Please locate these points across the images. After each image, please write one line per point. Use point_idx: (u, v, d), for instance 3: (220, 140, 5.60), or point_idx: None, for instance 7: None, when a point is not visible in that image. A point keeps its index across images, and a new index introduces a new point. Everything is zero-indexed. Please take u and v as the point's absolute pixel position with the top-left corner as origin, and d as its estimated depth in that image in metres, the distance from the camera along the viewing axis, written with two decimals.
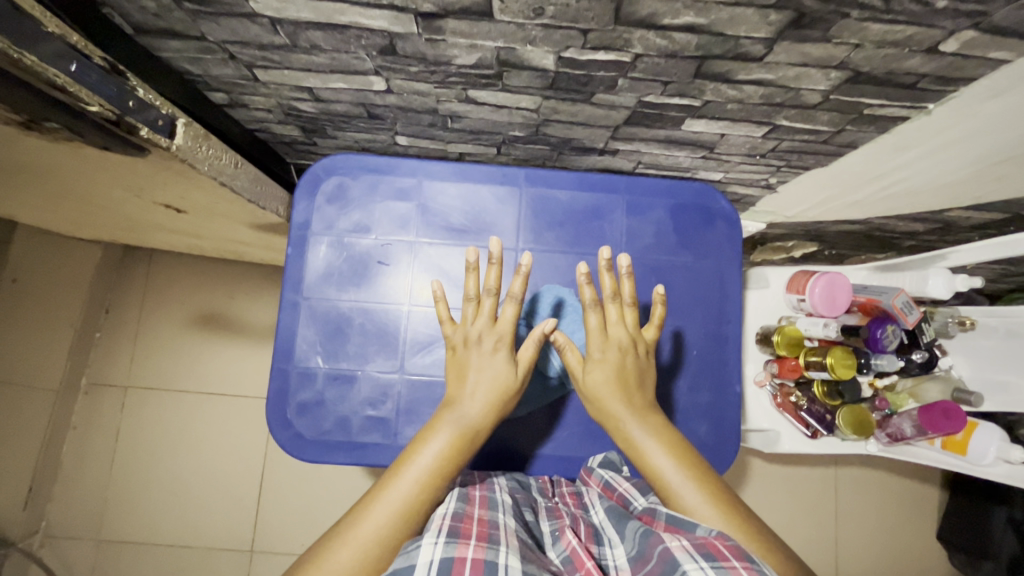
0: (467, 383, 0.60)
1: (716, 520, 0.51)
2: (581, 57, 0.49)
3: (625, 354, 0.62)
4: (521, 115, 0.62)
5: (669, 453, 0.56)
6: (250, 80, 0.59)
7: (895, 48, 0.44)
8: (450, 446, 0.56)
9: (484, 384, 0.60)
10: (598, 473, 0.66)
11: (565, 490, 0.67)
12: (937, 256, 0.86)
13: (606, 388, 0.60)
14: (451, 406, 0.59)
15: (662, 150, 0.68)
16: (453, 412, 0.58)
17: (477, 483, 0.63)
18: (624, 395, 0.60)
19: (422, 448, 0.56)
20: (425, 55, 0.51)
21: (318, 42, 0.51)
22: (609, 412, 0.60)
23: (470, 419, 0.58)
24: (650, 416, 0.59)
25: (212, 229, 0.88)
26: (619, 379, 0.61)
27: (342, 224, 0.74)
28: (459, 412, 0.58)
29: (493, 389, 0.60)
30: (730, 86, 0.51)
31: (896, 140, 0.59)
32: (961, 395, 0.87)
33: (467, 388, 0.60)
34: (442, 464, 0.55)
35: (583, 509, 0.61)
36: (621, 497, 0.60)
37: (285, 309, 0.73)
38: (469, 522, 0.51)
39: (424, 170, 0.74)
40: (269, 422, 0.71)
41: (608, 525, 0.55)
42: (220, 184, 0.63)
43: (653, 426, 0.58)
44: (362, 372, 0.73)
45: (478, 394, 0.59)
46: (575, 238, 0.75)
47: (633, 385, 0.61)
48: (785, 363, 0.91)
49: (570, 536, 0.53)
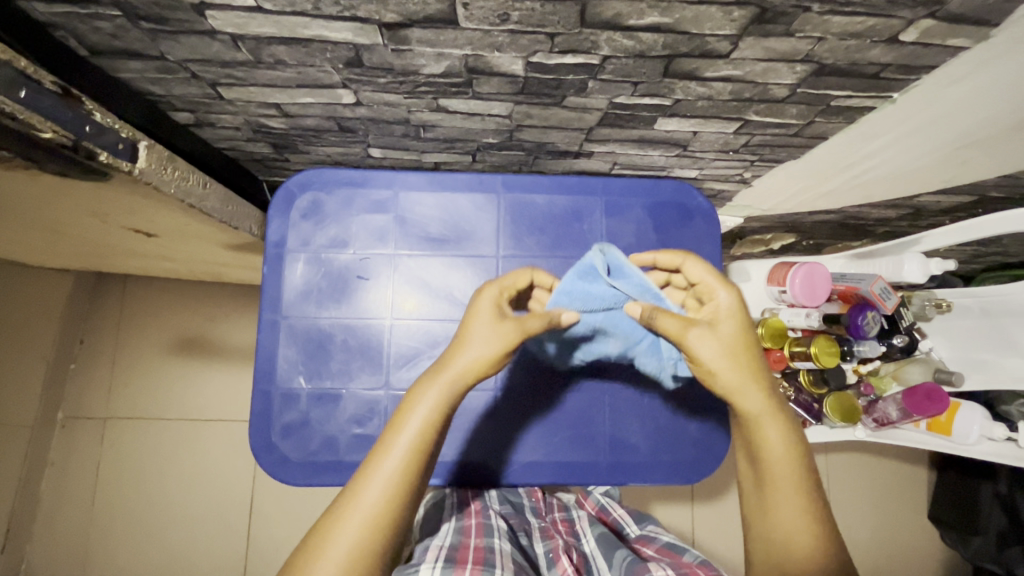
0: (462, 337, 0.53)
1: (805, 540, 0.51)
2: (549, 61, 0.49)
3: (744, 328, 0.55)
4: (494, 122, 0.61)
5: (789, 454, 0.53)
6: (215, 98, 0.58)
7: (857, 40, 0.45)
8: (441, 405, 0.50)
9: (487, 335, 0.52)
10: (593, 498, 0.76)
11: (557, 518, 0.72)
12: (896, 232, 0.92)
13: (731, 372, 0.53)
14: (445, 360, 0.52)
15: (637, 150, 0.68)
16: (445, 368, 0.51)
17: (473, 510, 0.67)
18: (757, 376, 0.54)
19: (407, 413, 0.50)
20: (392, 66, 0.51)
21: (282, 56, 0.50)
22: (743, 401, 0.54)
23: (462, 370, 0.51)
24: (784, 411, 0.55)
25: (186, 252, 0.86)
26: (748, 362, 0.54)
27: (318, 240, 0.73)
28: (452, 363, 0.51)
29: (494, 336, 0.52)
30: (698, 83, 0.52)
31: (864, 130, 0.60)
32: (942, 376, 0.88)
33: (463, 340, 0.53)
34: (427, 428, 0.49)
35: (574, 536, 0.67)
36: (616, 522, 0.69)
37: (265, 329, 0.71)
38: (466, 549, 0.55)
39: (400, 181, 0.74)
40: (253, 448, 0.69)
41: (598, 555, 0.61)
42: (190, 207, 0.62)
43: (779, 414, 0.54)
44: (347, 390, 0.71)
45: (473, 348, 0.52)
46: (554, 242, 0.75)
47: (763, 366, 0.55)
48: (770, 355, 0.92)
49: (565, 562, 0.58)
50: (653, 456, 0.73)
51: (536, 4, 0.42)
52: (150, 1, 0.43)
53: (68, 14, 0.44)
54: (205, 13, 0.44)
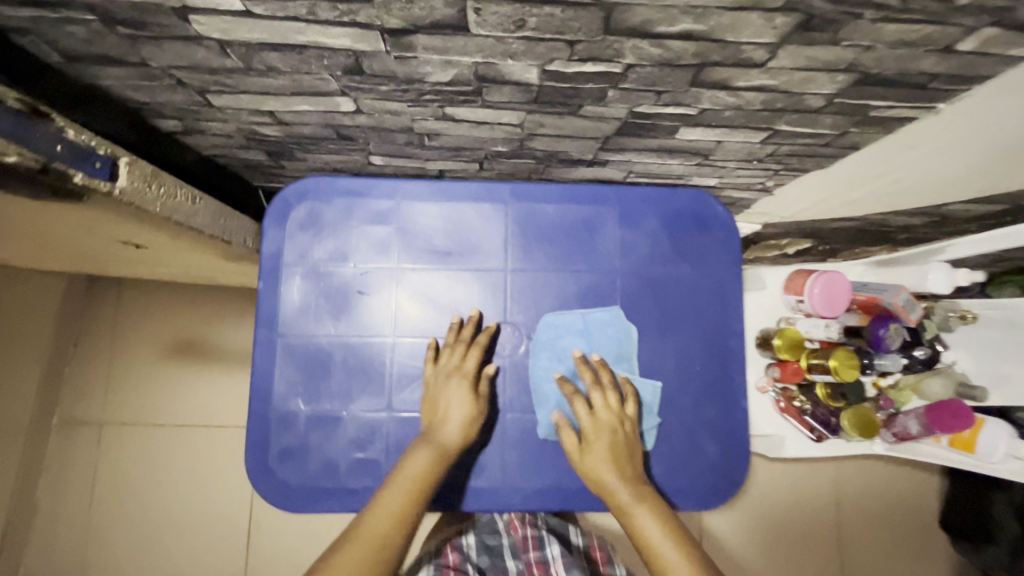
0: (442, 408, 0.65)
1: None
2: (568, 69, 0.45)
3: (616, 432, 0.65)
4: (503, 130, 0.57)
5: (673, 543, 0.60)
6: (204, 105, 0.54)
7: (909, 49, 0.40)
8: (435, 462, 0.62)
9: (458, 406, 0.65)
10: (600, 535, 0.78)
11: (532, 559, 0.72)
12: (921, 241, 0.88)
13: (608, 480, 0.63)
14: (435, 423, 0.65)
15: (655, 158, 0.64)
16: (436, 435, 0.63)
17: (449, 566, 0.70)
18: (623, 476, 0.63)
19: (406, 463, 0.62)
20: (395, 73, 0.46)
21: (275, 63, 0.46)
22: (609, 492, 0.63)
23: (449, 437, 0.64)
24: (655, 503, 0.62)
25: (180, 260, 0.82)
26: (618, 462, 0.64)
27: (316, 253, 0.69)
28: (439, 431, 0.64)
29: (466, 401, 0.65)
30: (728, 93, 0.48)
31: (904, 139, 0.55)
32: (964, 390, 0.86)
33: (443, 412, 0.65)
34: (425, 478, 0.61)
35: None
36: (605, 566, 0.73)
37: (260, 348, 0.68)
38: None
39: (402, 190, 0.70)
40: (249, 472, 0.66)
41: None
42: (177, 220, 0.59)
43: (652, 503, 0.62)
44: (346, 412, 0.68)
45: (455, 412, 0.65)
46: (565, 254, 0.71)
47: (629, 473, 0.64)
48: (788, 367, 0.88)
49: None
50: (665, 480, 0.70)
51: (557, 10, 0.38)
52: (127, 6, 0.39)
53: (38, 18, 0.40)
54: (189, 18, 0.40)
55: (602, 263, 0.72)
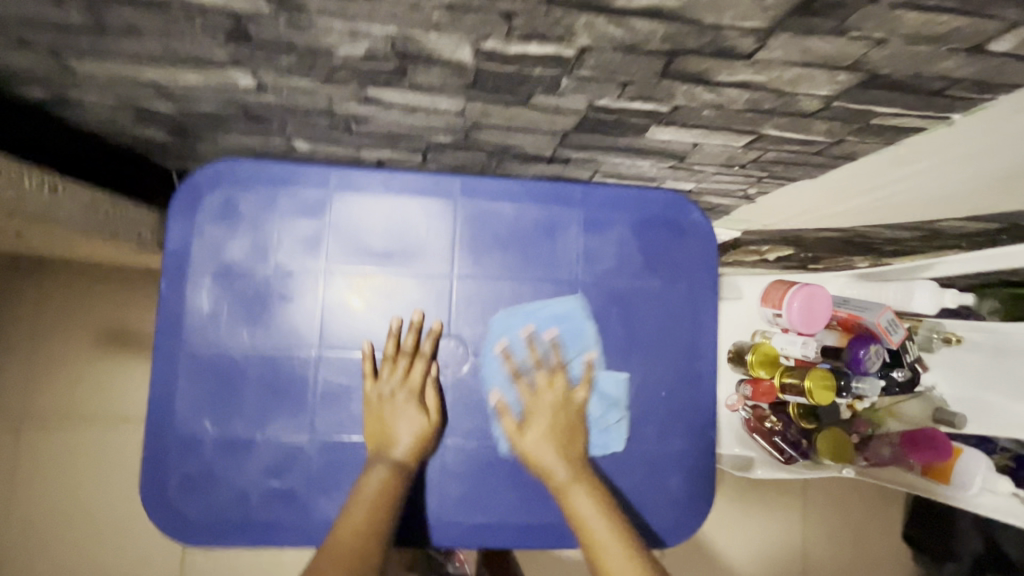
0: (385, 425, 0.58)
1: None
2: (508, 49, 0.36)
3: (557, 413, 0.61)
4: (443, 119, 0.48)
5: (606, 523, 0.54)
6: (68, 71, 0.43)
7: (930, 46, 0.32)
8: (393, 478, 0.56)
9: (405, 420, 0.59)
10: None
11: None
12: (907, 256, 0.81)
13: (549, 461, 0.59)
14: (384, 440, 0.58)
15: (623, 159, 0.56)
16: (388, 452, 0.57)
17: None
18: (563, 453, 0.59)
19: (364, 481, 0.56)
20: (293, 43, 0.37)
21: (136, 22, 0.36)
22: (548, 474, 0.58)
23: (400, 453, 0.58)
24: (593, 484, 0.58)
25: (80, 247, 0.71)
26: (560, 440, 0.60)
27: (231, 250, 0.59)
28: (389, 449, 0.58)
29: (416, 414, 0.59)
30: (707, 89, 0.39)
31: (905, 152, 0.48)
32: (942, 416, 0.73)
33: (388, 430, 0.58)
34: (388, 497, 0.55)
35: None
36: None
37: (160, 359, 0.58)
38: None
39: (335, 179, 0.60)
40: (144, 502, 0.58)
41: None
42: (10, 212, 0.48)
43: (589, 484, 0.57)
44: (261, 436, 0.59)
45: (406, 425, 0.58)
46: (521, 261, 0.63)
47: (573, 449, 0.60)
48: (760, 387, 0.79)
49: None
50: None
51: None
52: None
53: None
54: None
55: (562, 272, 0.63)
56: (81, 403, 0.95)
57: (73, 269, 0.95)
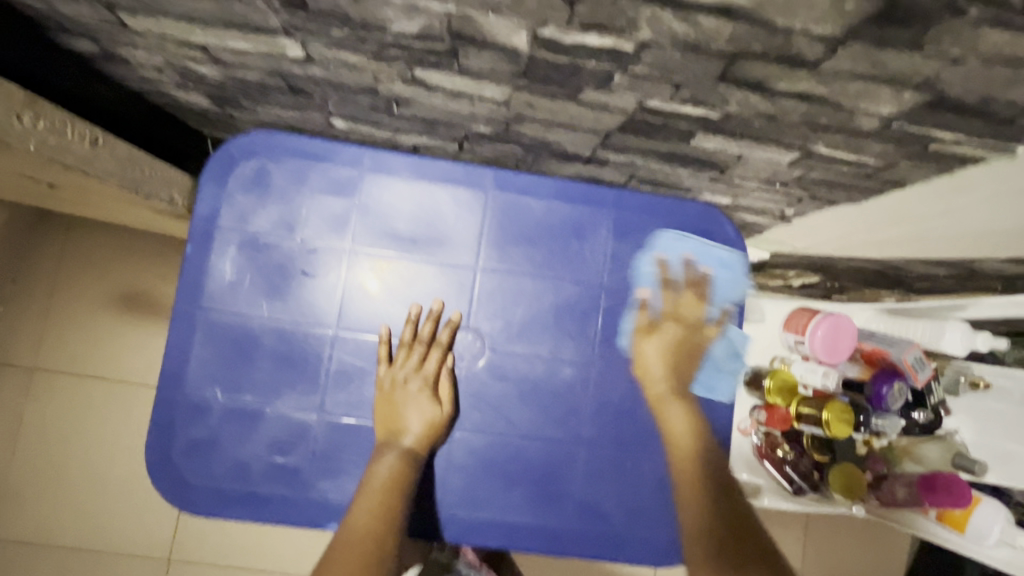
0: (397, 412, 0.58)
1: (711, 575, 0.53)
2: (564, 37, 0.35)
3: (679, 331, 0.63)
4: (486, 108, 0.47)
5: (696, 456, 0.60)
6: (120, 26, 0.43)
7: (1006, 69, 0.31)
8: (403, 465, 0.56)
9: (417, 408, 0.58)
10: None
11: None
12: None
13: (659, 373, 0.62)
14: (395, 427, 0.57)
15: (663, 165, 0.55)
16: (397, 440, 0.57)
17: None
18: (674, 373, 0.62)
19: (374, 467, 0.55)
20: (348, 15, 0.37)
21: None
22: (652, 385, 0.62)
23: (411, 441, 0.57)
24: (690, 409, 0.62)
25: (106, 206, 0.72)
26: (676, 359, 0.62)
27: (258, 221, 0.59)
28: (400, 436, 0.57)
29: (427, 402, 0.58)
30: (762, 97, 0.38)
31: (957, 183, 0.46)
32: (962, 462, 0.68)
33: (399, 417, 0.57)
34: (398, 485, 0.54)
35: None
36: None
37: (177, 323, 0.58)
38: None
39: (369, 160, 0.60)
40: (148, 464, 0.58)
41: None
42: (48, 159, 0.48)
43: (686, 406, 0.62)
44: (270, 410, 0.59)
45: (417, 412, 0.58)
46: (548, 260, 0.62)
47: (685, 372, 0.63)
48: (775, 413, 0.75)
49: None
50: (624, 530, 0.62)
51: None
52: None
53: None
54: None
55: (588, 275, 0.62)
56: (92, 362, 0.95)
57: (98, 230, 0.96)
